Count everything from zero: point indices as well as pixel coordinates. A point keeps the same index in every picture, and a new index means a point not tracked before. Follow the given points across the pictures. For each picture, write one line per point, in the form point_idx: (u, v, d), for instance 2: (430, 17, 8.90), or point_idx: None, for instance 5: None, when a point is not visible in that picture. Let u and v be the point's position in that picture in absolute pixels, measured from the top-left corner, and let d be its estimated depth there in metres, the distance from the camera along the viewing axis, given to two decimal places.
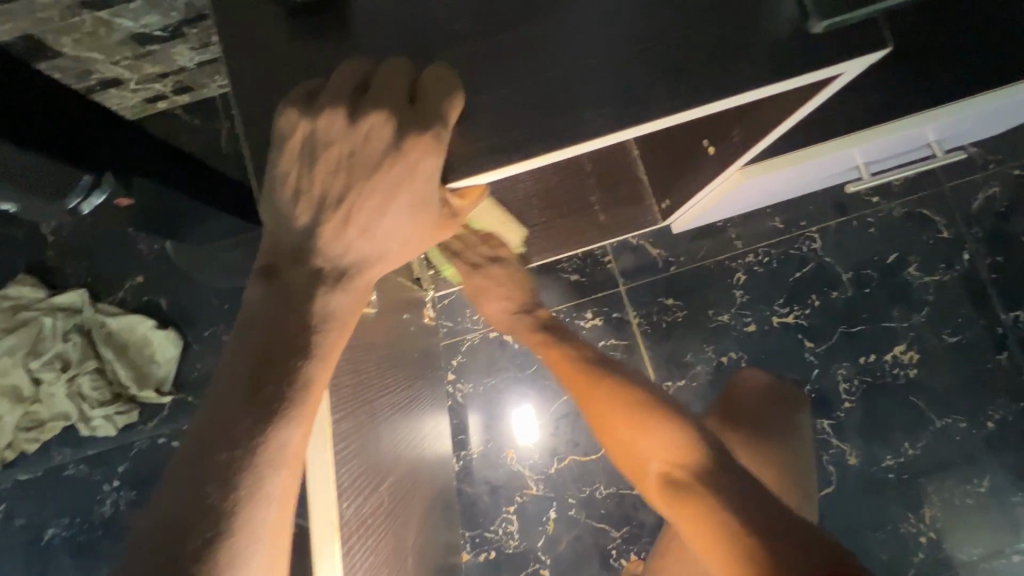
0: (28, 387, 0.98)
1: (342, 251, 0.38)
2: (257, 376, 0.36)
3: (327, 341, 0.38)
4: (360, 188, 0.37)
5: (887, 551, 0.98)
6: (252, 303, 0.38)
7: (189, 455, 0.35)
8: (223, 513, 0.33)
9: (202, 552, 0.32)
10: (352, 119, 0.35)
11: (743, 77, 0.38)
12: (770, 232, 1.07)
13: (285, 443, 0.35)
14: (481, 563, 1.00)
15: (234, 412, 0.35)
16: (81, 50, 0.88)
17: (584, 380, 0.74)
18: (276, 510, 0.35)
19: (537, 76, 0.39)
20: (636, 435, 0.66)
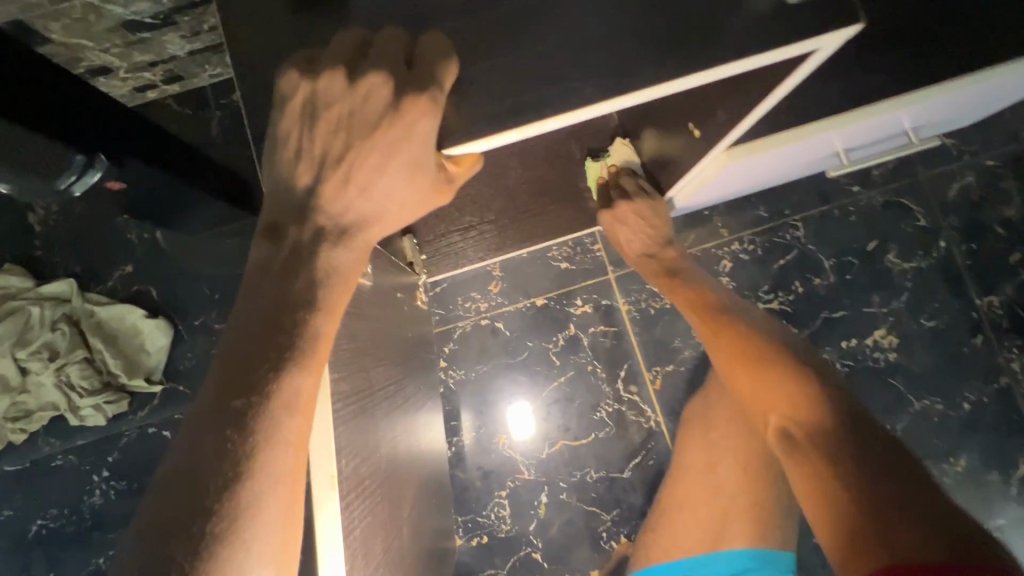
0: (15, 377, 0.97)
1: (343, 209, 0.39)
2: (266, 327, 0.37)
3: (331, 296, 0.39)
4: (360, 146, 0.38)
5: None
6: (259, 260, 0.39)
7: (206, 403, 0.36)
8: (242, 456, 0.35)
9: (223, 489, 0.34)
10: (351, 79, 0.37)
11: (724, 48, 0.39)
12: (755, 220, 1.09)
13: (297, 390, 0.37)
14: (474, 547, 1.01)
15: (249, 360, 0.36)
16: (71, 37, 0.88)
17: (712, 326, 0.80)
18: (294, 454, 0.36)
19: (527, 47, 0.40)
20: (760, 385, 0.73)
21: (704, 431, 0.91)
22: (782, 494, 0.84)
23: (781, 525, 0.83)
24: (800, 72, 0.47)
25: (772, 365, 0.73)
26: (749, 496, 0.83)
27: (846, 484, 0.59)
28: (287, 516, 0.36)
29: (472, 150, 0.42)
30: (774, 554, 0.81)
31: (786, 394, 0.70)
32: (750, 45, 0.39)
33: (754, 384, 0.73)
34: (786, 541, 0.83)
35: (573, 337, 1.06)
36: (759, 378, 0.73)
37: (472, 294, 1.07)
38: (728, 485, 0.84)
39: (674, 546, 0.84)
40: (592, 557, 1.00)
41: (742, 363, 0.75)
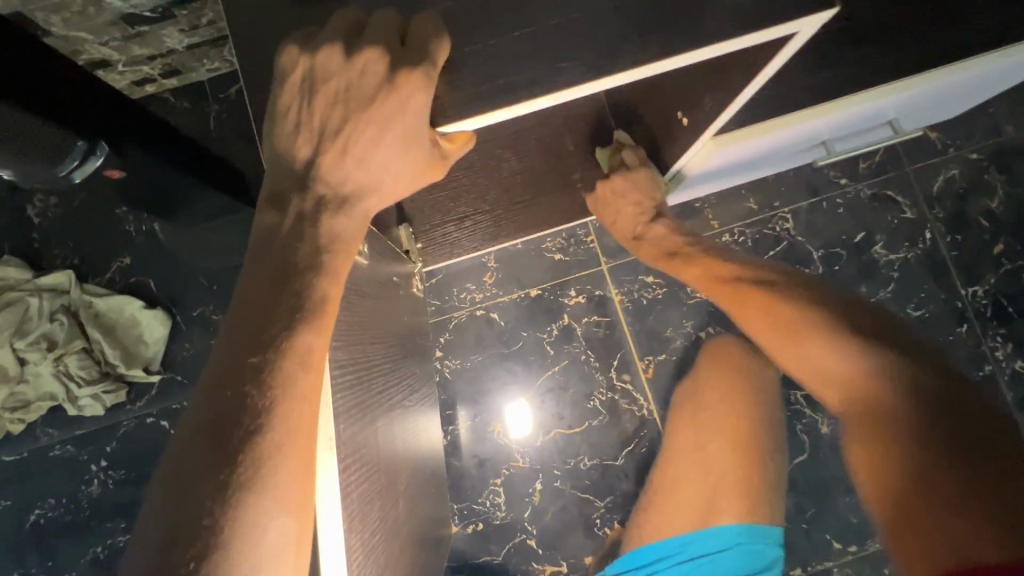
0: (14, 367, 0.97)
1: (342, 178, 0.41)
2: (276, 288, 0.39)
3: (335, 262, 0.41)
4: (357, 120, 0.40)
5: (856, 514, 1.03)
6: (263, 227, 0.41)
7: (221, 362, 0.38)
8: (260, 409, 0.36)
9: (245, 440, 0.36)
10: (347, 55, 0.39)
11: (706, 31, 0.41)
12: (745, 212, 1.11)
13: (309, 347, 0.38)
14: (469, 534, 1.02)
15: (263, 319, 0.38)
16: (70, 29, 0.89)
17: (742, 301, 0.78)
18: (308, 408, 0.38)
19: (517, 29, 0.42)
20: (801, 346, 0.70)
21: (694, 414, 0.93)
22: (771, 473, 0.87)
23: (770, 501, 0.85)
24: (778, 61, 0.50)
25: (818, 337, 0.69)
26: (738, 472, 0.85)
27: (933, 462, 0.58)
28: (305, 468, 0.37)
29: (465, 128, 0.43)
30: (766, 529, 0.83)
31: (840, 369, 0.67)
32: (730, 28, 0.41)
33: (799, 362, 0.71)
34: (776, 516, 0.85)
35: (567, 327, 1.08)
36: (809, 352, 0.70)
37: (467, 284, 1.09)
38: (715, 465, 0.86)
39: (669, 526, 0.85)
40: (586, 543, 1.01)
41: (784, 340, 0.72)
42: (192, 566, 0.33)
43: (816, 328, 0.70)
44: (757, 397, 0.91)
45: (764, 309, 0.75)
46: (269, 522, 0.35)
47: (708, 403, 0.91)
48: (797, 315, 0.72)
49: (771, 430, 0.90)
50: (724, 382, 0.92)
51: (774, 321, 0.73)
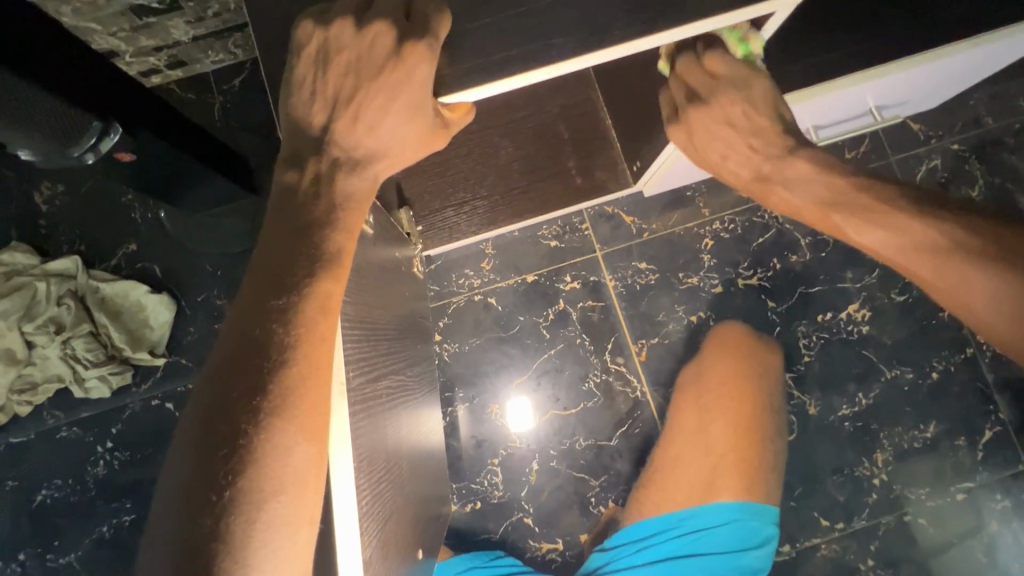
0: (22, 350, 0.99)
1: (354, 143, 0.44)
2: (298, 238, 0.42)
3: (349, 219, 0.44)
4: (368, 87, 0.43)
5: (844, 493, 1.07)
6: (284, 186, 0.44)
7: (249, 304, 0.41)
8: (284, 345, 0.40)
9: (270, 373, 0.40)
10: (358, 27, 0.42)
11: (688, 10, 0.45)
12: (735, 201, 1.14)
13: (328, 292, 0.41)
14: (468, 513, 1.05)
15: (287, 266, 0.42)
16: (81, 20, 0.92)
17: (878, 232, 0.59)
18: (324, 347, 0.41)
19: (514, 6, 0.45)
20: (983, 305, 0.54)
21: (697, 397, 0.98)
22: (770, 455, 0.95)
23: (767, 483, 0.92)
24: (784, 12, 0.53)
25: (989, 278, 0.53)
26: (738, 453, 0.93)
27: None
28: (322, 402, 0.41)
29: (465, 100, 0.46)
30: (758, 507, 0.90)
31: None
32: (712, 8, 0.45)
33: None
34: (772, 497, 0.92)
35: (562, 311, 1.11)
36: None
37: (466, 270, 1.12)
38: (717, 444, 0.93)
39: (666, 502, 0.92)
40: (581, 521, 1.04)
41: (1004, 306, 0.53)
42: (230, 478, 0.38)
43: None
44: (756, 383, 0.97)
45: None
46: (293, 447, 0.39)
47: (710, 387, 0.98)
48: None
49: (768, 413, 0.97)
50: (728, 366, 1.00)
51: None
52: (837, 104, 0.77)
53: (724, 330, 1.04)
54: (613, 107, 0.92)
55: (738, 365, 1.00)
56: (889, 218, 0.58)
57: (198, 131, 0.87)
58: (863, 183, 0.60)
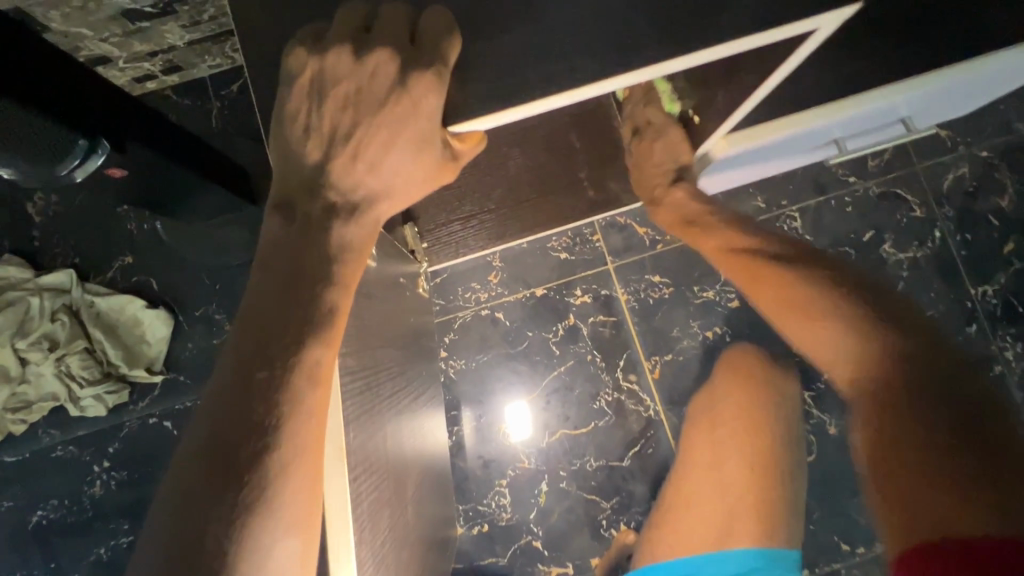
0: (16, 367, 0.96)
1: (354, 185, 0.41)
2: (286, 300, 0.38)
3: (346, 271, 0.40)
4: (369, 122, 0.39)
5: (863, 516, 1.02)
6: (273, 235, 0.40)
7: (229, 377, 0.37)
8: (269, 426, 0.36)
9: (254, 457, 0.35)
10: (357, 56, 0.38)
11: (724, 30, 0.40)
12: (752, 211, 1.10)
13: (317, 362, 0.37)
14: (475, 535, 1.02)
15: (272, 333, 0.37)
16: (70, 25, 0.88)
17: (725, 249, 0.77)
18: (317, 423, 0.37)
19: (529, 27, 0.41)
20: (787, 312, 0.68)
21: (711, 428, 0.90)
22: (790, 493, 0.84)
23: (789, 522, 0.83)
24: (779, 73, 0.51)
25: (788, 285, 0.68)
26: (756, 494, 0.83)
27: None
28: (312, 484, 0.37)
29: (477, 127, 0.43)
30: (780, 552, 0.80)
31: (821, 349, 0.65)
32: (749, 27, 0.40)
33: (826, 347, 0.64)
34: (794, 539, 0.83)
35: (572, 327, 1.07)
36: (813, 329, 0.65)
37: (472, 284, 1.08)
38: (732, 483, 0.83)
39: (683, 545, 0.83)
40: (592, 545, 1.00)
41: (792, 315, 0.68)
42: None
43: (860, 317, 0.62)
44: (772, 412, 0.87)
45: (819, 302, 0.65)
46: (276, 543, 0.35)
47: (725, 418, 0.89)
48: (828, 300, 0.65)
49: (787, 442, 0.87)
50: (742, 391, 0.90)
51: (818, 312, 0.65)
52: (802, 140, 0.77)
53: (735, 350, 0.99)
54: (627, 117, 0.88)
55: (753, 390, 0.90)
56: (728, 234, 0.78)
57: (197, 147, 0.82)
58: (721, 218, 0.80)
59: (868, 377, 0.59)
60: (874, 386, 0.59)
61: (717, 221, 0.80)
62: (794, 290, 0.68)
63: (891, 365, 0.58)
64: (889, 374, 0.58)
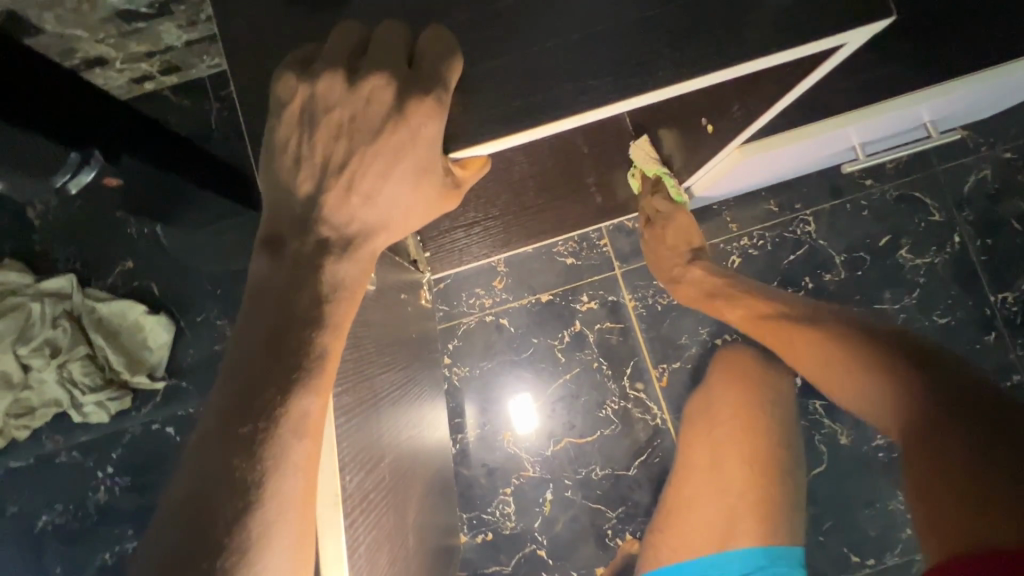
0: (17, 373, 0.96)
1: (347, 219, 0.38)
2: (270, 348, 0.35)
3: (337, 312, 0.37)
4: (364, 151, 0.37)
5: (876, 529, 0.98)
6: (259, 275, 0.38)
7: (208, 433, 0.34)
8: (250, 484, 0.32)
9: (234, 522, 0.32)
10: (351, 83, 0.36)
11: (736, 51, 0.38)
12: (764, 215, 1.07)
13: (305, 412, 0.34)
14: (479, 544, 1.01)
15: (254, 381, 0.34)
16: (65, 27, 0.87)
17: (760, 321, 0.82)
18: (304, 480, 0.34)
19: (532, 51, 0.39)
20: (833, 374, 0.72)
21: (709, 431, 0.87)
22: (789, 492, 0.83)
23: (790, 520, 0.81)
24: (806, 82, 0.48)
25: (825, 345, 0.74)
26: (754, 493, 0.81)
27: None
28: (298, 545, 0.33)
29: (482, 151, 0.41)
30: (782, 550, 0.79)
31: (872, 404, 0.68)
32: (765, 47, 0.38)
33: (870, 403, 0.68)
34: (796, 534, 0.81)
35: (579, 333, 1.05)
36: (852, 385, 0.70)
37: (476, 289, 1.06)
38: (726, 487, 0.82)
39: (684, 549, 0.81)
40: (597, 554, 0.99)
41: (825, 371, 0.74)
42: None
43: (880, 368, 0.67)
44: (764, 414, 0.86)
45: (852, 362, 0.70)
46: None
47: (719, 420, 0.87)
48: (855, 353, 0.70)
49: (784, 438, 0.85)
50: (737, 382, 0.90)
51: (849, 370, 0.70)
52: (813, 150, 0.74)
53: (730, 349, 0.97)
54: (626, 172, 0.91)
55: (749, 390, 0.89)
56: (749, 299, 0.84)
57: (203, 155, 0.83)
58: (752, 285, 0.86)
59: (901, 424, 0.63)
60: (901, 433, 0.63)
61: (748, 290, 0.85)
62: (826, 348, 0.73)
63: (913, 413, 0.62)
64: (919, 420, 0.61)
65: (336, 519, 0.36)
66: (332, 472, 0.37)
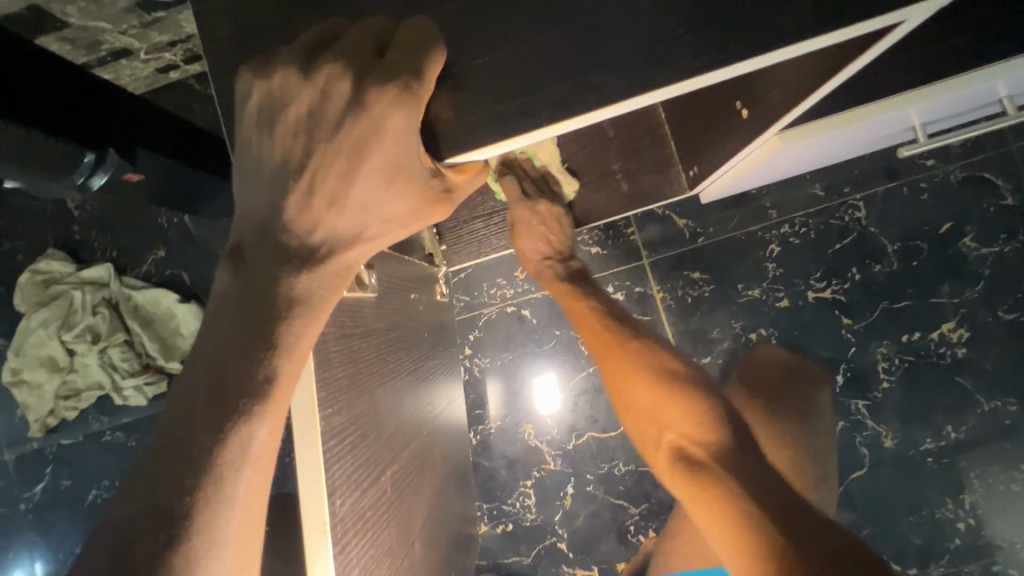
0: (63, 357, 1.02)
1: (311, 227, 0.36)
2: (216, 374, 0.34)
3: (293, 330, 0.36)
4: (324, 150, 0.35)
5: (920, 537, 0.92)
6: (222, 289, 0.36)
7: (152, 455, 0.33)
8: (179, 516, 0.31)
9: (158, 555, 0.30)
10: (306, 72, 0.34)
11: (761, 39, 0.34)
12: (809, 200, 0.99)
13: (251, 440, 0.34)
14: (499, 534, 1.01)
15: (194, 409, 0.33)
16: (88, 20, 0.84)
17: (590, 317, 0.78)
18: (242, 512, 0.33)
19: (527, 46, 0.37)
20: (657, 402, 0.68)
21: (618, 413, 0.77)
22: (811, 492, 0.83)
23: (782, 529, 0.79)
24: (873, 51, 0.40)
25: (623, 347, 0.74)
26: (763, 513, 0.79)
27: None
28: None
29: (478, 156, 0.39)
30: None
31: (667, 410, 0.67)
32: (798, 34, 0.34)
33: (672, 416, 0.67)
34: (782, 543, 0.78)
35: None
36: (653, 399, 0.68)
37: (498, 279, 1.04)
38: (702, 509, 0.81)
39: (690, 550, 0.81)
40: (619, 549, 0.98)
41: (650, 392, 0.69)
42: None
43: (698, 400, 0.66)
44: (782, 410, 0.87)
45: (648, 372, 0.70)
46: None
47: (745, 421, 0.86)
48: (678, 380, 0.68)
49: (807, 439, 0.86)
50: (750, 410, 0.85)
51: (664, 393, 0.67)
52: (860, 133, 0.66)
53: (763, 352, 0.95)
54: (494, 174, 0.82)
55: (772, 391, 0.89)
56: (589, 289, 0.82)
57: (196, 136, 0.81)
58: (572, 286, 0.82)
59: (696, 445, 0.63)
60: (701, 454, 0.62)
61: (573, 283, 0.83)
62: (637, 360, 0.72)
63: (717, 436, 0.63)
64: (712, 446, 0.62)
65: (323, 547, 0.36)
66: (317, 499, 0.36)
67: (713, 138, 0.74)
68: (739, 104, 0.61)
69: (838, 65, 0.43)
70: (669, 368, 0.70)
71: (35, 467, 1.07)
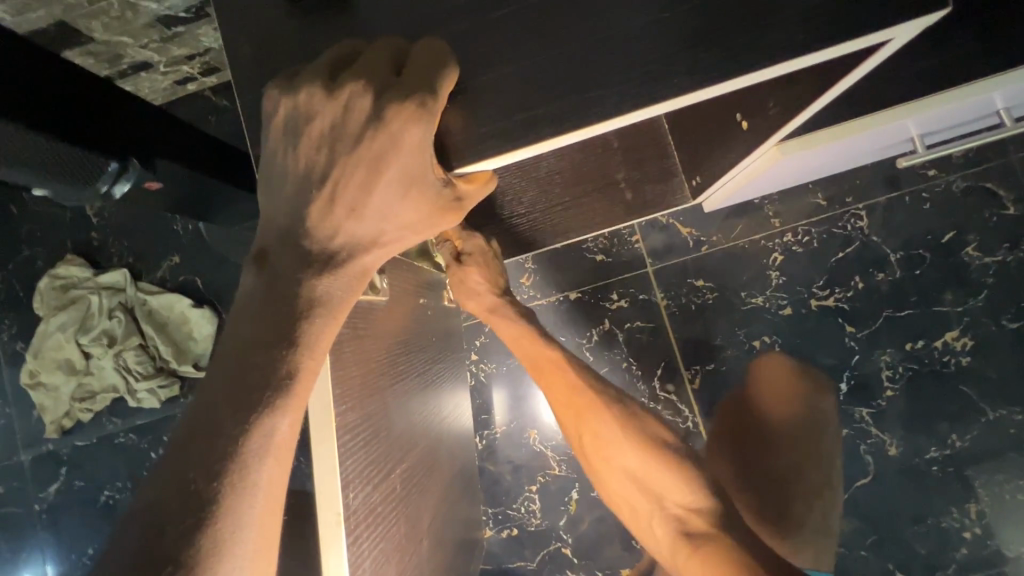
0: (80, 360, 1.05)
1: (332, 233, 0.38)
2: (241, 369, 0.36)
3: (313, 330, 0.38)
4: (345, 162, 0.37)
5: (926, 545, 0.92)
6: (247, 290, 0.38)
7: (179, 446, 0.35)
8: (207, 501, 0.33)
9: (186, 537, 0.32)
10: (330, 89, 0.36)
11: (758, 56, 0.36)
12: (811, 209, 1.00)
13: (272, 433, 0.35)
14: (504, 539, 1.02)
15: (219, 402, 0.35)
16: (111, 34, 0.87)
17: (558, 374, 0.77)
18: (264, 500, 0.35)
19: (536, 60, 0.39)
20: (648, 469, 0.69)
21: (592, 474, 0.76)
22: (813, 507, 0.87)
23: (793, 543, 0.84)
24: (870, 61, 0.41)
25: (593, 407, 0.73)
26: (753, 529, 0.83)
27: None
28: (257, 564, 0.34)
29: (484, 167, 0.41)
30: None
31: (659, 479, 0.68)
32: (792, 51, 0.36)
33: (662, 485, 0.68)
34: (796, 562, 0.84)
35: (608, 332, 1.02)
36: (636, 464, 0.69)
37: None
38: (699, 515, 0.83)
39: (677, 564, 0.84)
40: (623, 555, 0.98)
41: (639, 460, 0.69)
42: None
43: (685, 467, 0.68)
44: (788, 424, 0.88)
45: (628, 435, 0.71)
46: None
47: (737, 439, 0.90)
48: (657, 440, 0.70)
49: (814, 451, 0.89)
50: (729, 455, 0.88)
51: (653, 461, 0.68)
52: (862, 143, 0.67)
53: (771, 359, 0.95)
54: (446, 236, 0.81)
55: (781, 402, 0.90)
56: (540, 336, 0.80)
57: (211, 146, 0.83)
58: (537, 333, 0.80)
59: (696, 511, 0.65)
60: (700, 518, 0.65)
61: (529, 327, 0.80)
62: (613, 425, 0.72)
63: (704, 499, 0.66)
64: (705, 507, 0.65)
65: (337, 537, 0.37)
66: (332, 491, 0.38)
67: (715, 148, 0.75)
68: (740, 117, 0.63)
69: (834, 78, 0.44)
70: (647, 429, 0.72)
71: (51, 467, 1.10)
